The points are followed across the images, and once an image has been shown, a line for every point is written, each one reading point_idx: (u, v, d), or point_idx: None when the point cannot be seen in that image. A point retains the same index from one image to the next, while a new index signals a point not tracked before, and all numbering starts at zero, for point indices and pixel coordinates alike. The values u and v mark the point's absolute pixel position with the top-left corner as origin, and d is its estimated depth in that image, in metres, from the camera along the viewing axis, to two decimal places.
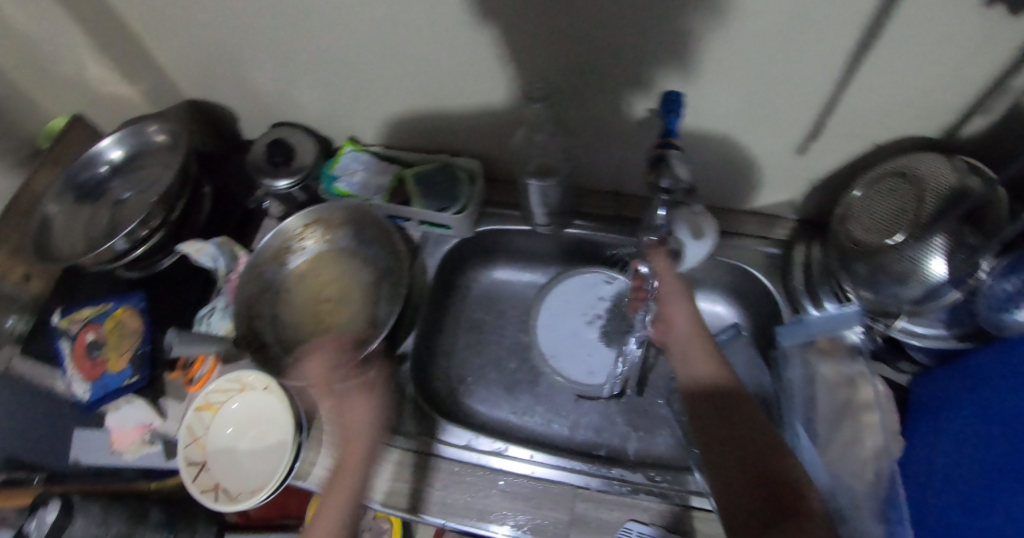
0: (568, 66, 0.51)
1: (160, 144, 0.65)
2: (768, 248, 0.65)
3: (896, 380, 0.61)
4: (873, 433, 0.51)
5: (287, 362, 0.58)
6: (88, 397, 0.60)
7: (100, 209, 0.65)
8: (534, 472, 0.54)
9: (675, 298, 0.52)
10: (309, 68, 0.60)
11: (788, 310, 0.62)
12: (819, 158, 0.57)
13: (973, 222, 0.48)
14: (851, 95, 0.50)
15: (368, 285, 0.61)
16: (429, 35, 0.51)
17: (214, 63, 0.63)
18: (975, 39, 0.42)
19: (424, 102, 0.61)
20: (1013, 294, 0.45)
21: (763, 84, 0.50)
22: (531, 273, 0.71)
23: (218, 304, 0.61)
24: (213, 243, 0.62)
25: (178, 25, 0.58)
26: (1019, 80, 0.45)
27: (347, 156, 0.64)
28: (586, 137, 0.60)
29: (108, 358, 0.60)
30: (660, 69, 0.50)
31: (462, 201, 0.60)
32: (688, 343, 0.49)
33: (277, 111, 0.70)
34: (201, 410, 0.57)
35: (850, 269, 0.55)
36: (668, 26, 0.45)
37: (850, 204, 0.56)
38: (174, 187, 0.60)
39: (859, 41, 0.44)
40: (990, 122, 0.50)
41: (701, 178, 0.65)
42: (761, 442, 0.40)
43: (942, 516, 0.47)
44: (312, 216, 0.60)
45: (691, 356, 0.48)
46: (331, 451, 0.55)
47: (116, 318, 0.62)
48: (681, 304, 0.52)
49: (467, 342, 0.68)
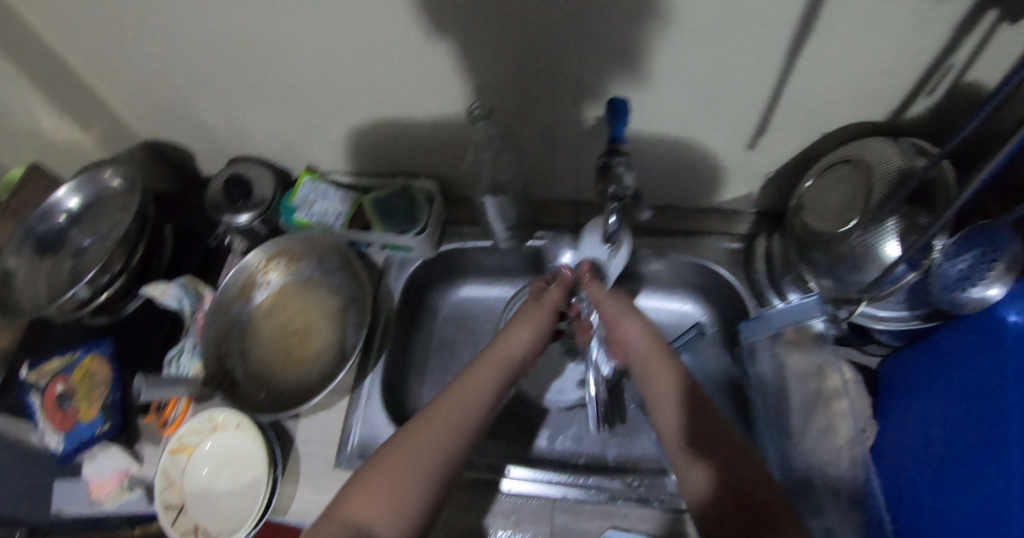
0: (511, 81, 0.51)
1: (116, 190, 0.65)
2: (730, 243, 0.66)
3: (867, 364, 0.61)
4: (845, 420, 0.54)
5: (258, 398, 0.58)
6: (61, 449, 0.59)
7: (61, 259, 0.65)
8: (511, 488, 0.54)
9: (623, 316, 0.53)
10: (259, 101, 0.60)
11: (754, 303, 0.62)
12: (769, 151, 0.58)
13: (923, 203, 0.48)
14: (793, 88, 0.50)
15: (335, 313, 0.62)
16: (373, 60, 0.51)
17: (166, 103, 0.63)
18: (907, 23, 0.42)
19: (378, 126, 0.61)
20: (965, 272, 0.46)
21: (706, 84, 0.50)
22: (498, 288, 0.71)
23: (187, 344, 0.61)
24: (178, 283, 0.61)
25: (125, 68, 0.58)
26: (957, 59, 0.45)
27: (306, 186, 0.64)
28: (539, 148, 0.60)
29: (79, 407, 0.60)
30: (602, 77, 0.50)
31: (421, 222, 0.61)
32: (647, 357, 0.50)
33: (234, 145, 0.70)
34: (176, 453, 0.57)
35: (809, 259, 0.55)
36: (604, 34, 0.45)
37: (802, 195, 0.57)
38: (132, 232, 0.60)
39: (797, 36, 0.44)
40: (933, 102, 0.51)
41: (659, 180, 0.65)
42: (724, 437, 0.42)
43: (921, 496, 0.48)
44: (274, 248, 0.62)
45: (650, 370, 0.49)
46: (309, 484, 0.55)
47: (84, 367, 0.62)
48: (631, 322, 0.53)
49: (440, 360, 0.68)
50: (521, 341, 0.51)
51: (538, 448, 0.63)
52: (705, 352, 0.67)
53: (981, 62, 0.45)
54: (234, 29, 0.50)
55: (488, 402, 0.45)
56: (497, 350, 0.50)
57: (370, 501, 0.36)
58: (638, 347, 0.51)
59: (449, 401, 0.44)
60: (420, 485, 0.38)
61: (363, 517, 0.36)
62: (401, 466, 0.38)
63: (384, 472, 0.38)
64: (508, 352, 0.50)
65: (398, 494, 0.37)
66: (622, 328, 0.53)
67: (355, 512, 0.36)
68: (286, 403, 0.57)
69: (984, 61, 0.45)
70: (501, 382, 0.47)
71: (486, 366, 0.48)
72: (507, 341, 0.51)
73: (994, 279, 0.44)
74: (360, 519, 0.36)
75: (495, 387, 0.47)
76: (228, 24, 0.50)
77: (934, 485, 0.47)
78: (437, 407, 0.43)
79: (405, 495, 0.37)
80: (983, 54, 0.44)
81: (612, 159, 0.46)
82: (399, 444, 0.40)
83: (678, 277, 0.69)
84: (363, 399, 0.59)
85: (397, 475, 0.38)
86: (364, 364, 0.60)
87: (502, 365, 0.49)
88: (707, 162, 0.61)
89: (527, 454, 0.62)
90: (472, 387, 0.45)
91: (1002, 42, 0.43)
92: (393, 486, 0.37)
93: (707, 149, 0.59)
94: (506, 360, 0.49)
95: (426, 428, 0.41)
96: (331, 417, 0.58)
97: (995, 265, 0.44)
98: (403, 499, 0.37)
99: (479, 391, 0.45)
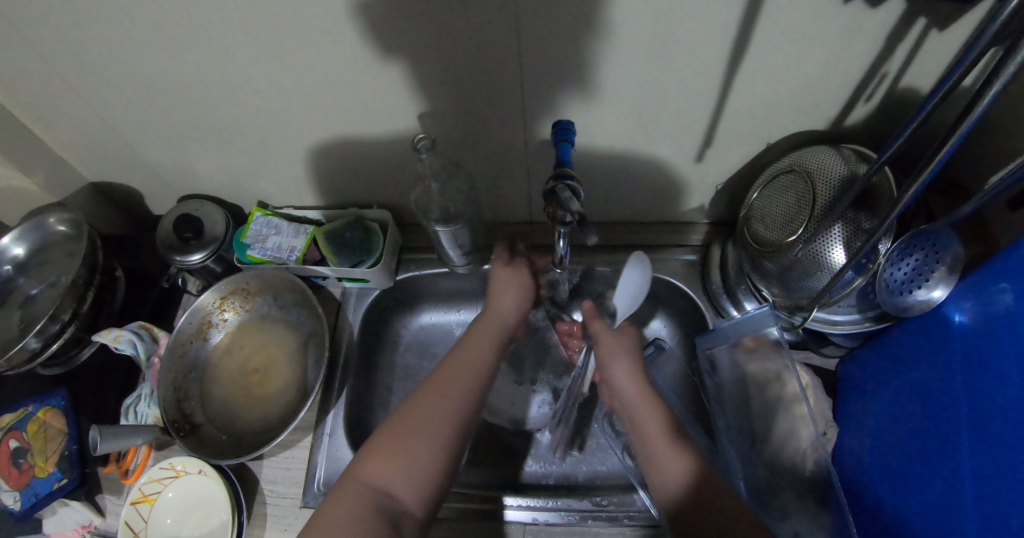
0: (454, 108, 0.52)
1: (61, 234, 0.64)
2: (686, 255, 0.69)
3: (825, 366, 0.63)
4: (807, 424, 0.53)
5: (221, 441, 0.59)
6: (18, 508, 0.56)
7: (9, 309, 0.63)
8: (486, 515, 0.55)
9: (613, 358, 0.54)
10: (204, 138, 0.59)
11: (711, 312, 0.66)
12: (715, 164, 0.59)
13: (867, 206, 0.48)
14: (737, 103, 0.50)
15: (296, 349, 0.64)
16: (315, 92, 0.51)
17: (110, 145, 0.62)
18: (842, 33, 0.42)
19: (328, 158, 0.61)
20: (910, 276, 0.46)
21: (648, 105, 0.51)
22: (458, 313, 0.74)
23: (144, 391, 0.61)
24: (130, 328, 0.61)
25: (61, 112, 0.56)
26: (891, 67, 0.46)
27: (257, 222, 0.64)
28: (488, 172, 0.61)
29: (34, 462, 0.58)
30: (543, 104, 0.51)
31: (376, 252, 0.64)
32: (636, 405, 0.51)
33: (185, 183, 0.69)
34: (137, 503, 0.55)
35: (761, 268, 0.55)
36: (543, 59, 0.45)
37: (751, 206, 0.57)
38: (80, 278, 0.59)
39: (732, 54, 0.44)
40: (871, 109, 0.51)
41: (611, 197, 0.66)
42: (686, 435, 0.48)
43: (879, 498, 0.49)
44: (228, 287, 0.63)
45: (638, 405, 0.51)
46: (276, 524, 0.55)
47: (39, 420, 0.60)
48: (623, 365, 0.53)
49: (404, 391, 0.70)
50: (511, 305, 0.56)
51: (527, 474, 0.64)
52: (665, 365, 0.68)
53: (913, 68, 0.46)
54: (170, 69, 0.49)
55: (487, 364, 0.50)
56: (490, 318, 0.54)
57: (388, 466, 0.42)
58: (625, 390, 0.52)
59: (452, 368, 0.48)
60: (436, 448, 0.43)
61: (385, 480, 0.42)
62: (417, 433, 0.43)
63: (400, 441, 0.43)
64: (501, 318, 0.54)
65: (415, 458, 0.42)
66: (611, 371, 0.54)
67: (374, 474, 0.42)
68: (246, 444, 0.59)
69: (916, 68, 0.46)
70: (497, 345, 0.52)
71: (480, 333, 0.52)
72: (498, 307, 0.55)
73: (936, 281, 0.44)
74: (382, 482, 0.42)
75: (492, 350, 0.51)
76: (163, 64, 0.48)
77: (891, 483, 0.48)
78: (443, 372, 0.48)
79: (423, 458, 0.43)
80: (915, 60, 0.45)
81: (557, 184, 0.45)
82: (412, 414, 0.44)
83: None
84: (326, 435, 0.60)
85: (413, 443, 0.43)
86: (326, 399, 0.61)
87: (495, 330, 0.53)
88: (658, 177, 0.62)
89: (509, 482, 0.64)
90: (470, 353, 0.50)
91: (932, 48, 0.43)
92: (410, 451, 0.43)
93: (656, 165, 0.60)
94: (499, 326, 0.54)
95: (435, 395, 0.46)
96: (295, 455, 0.59)
97: (938, 267, 0.44)
98: (421, 462, 0.42)
99: (476, 356, 0.50)
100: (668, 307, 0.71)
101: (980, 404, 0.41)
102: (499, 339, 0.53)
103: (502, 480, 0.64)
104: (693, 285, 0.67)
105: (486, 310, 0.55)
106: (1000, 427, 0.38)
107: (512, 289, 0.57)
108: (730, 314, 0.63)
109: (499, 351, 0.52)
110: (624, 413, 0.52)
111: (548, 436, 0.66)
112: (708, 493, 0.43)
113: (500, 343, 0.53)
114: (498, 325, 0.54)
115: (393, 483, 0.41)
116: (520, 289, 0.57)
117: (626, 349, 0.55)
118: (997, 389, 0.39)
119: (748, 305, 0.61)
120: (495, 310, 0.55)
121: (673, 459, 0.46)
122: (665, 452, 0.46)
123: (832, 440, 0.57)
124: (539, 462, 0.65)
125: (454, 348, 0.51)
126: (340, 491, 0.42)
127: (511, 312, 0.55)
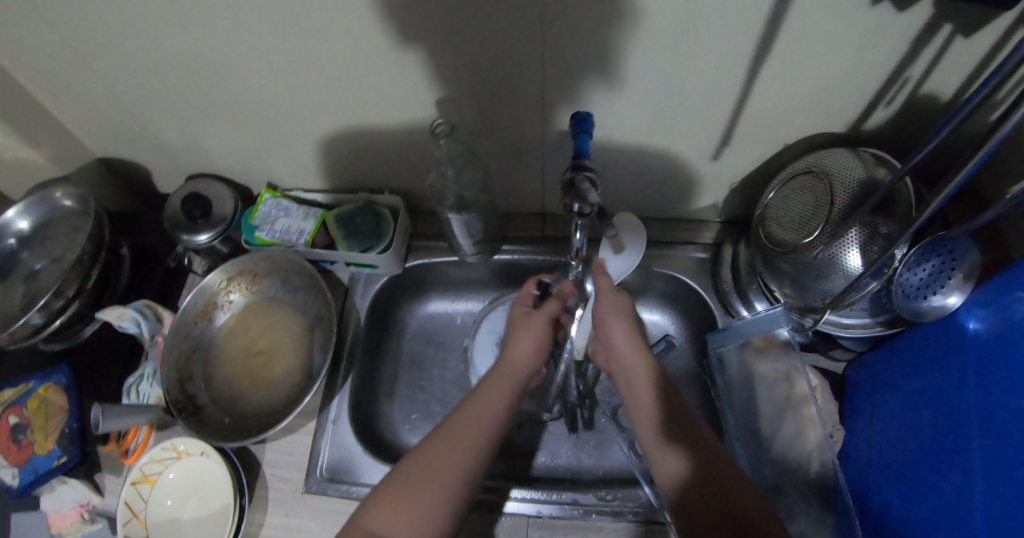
0: (473, 96, 0.51)
1: (69, 209, 0.63)
2: (696, 253, 0.69)
3: (832, 369, 0.63)
4: (814, 426, 0.52)
5: (223, 423, 0.58)
6: (16, 484, 0.55)
7: (13, 282, 0.63)
8: (490, 507, 0.55)
9: (611, 317, 0.55)
10: (216, 116, 0.58)
11: (720, 310, 0.66)
12: (732, 163, 0.59)
13: (885, 210, 0.48)
14: (756, 103, 0.50)
15: (302, 333, 0.64)
16: (334, 75, 0.50)
17: (121, 122, 0.61)
18: (868, 35, 0.42)
19: (341, 142, 0.60)
20: (926, 281, 0.45)
21: (668, 102, 0.50)
22: (465, 302, 0.74)
23: (146, 370, 0.60)
24: (135, 307, 0.61)
25: (71, 87, 0.56)
26: (914, 72, 0.46)
27: (267, 203, 0.64)
28: (503, 161, 0.60)
29: (35, 439, 0.56)
30: (565, 93, 0.50)
31: (387, 239, 0.63)
32: (633, 371, 0.53)
33: (195, 162, 0.68)
34: (137, 484, 0.54)
35: (775, 268, 0.55)
36: (564, 48, 0.44)
37: (766, 206, 0.56)
38: (86, 254, 0.58)
39: (755, 53, 0.44)
40: (891, 113, 0.51)
41: (624, 192, 0.66)
42: (691, 425, 0.48)
43: (884, 503, 0.49)
44: (235, 269, 0.63)
45: (638, 394, 0.51)
46: (277, 509, 0.55)
47: (40, 397, 0.59)
48: (619, 326, 0.55)
49: (408, 380, 0.69)
50: (526, 351, 0.54)
51: (531, 467, 0.64)
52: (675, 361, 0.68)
53: (936, 74, 0.45)
54: (183, 45, 0.48)
55: (499, 415, 0.49)
56: (504, 365, 0.53)
57: (391, 513, 0.41)
58: (624, 352, 0.54)
59: (461, 419, 0.48)
60: (440, 492, 0.43)
61: (388, 528, 0.40)
62: (420, 484, 0.43)
63: (403, 491, 0.42)
64: (516, 365, 0.53)
65: (421, 504, 0.42)
66: (608, 330, 0.55)
67: (379, 522, 0.41)
68: (250, 427, 0.58)
69: (939, 74, 0.45)
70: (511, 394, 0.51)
71: (493, 384, 0.51)
72: (511, 353, 0.54)
73: (952, 288, 0.44)
74: (386, 532, 0.40)
75: (510, 393, 0.51)
76: (178, 42, 0.48)
77: (897, 487, 0.48)
78: (450, 423, 0.47)
79: (429, 503, 0.42)
80: (939, 67, 0.45)
81: (577, 174, 0.44)
82: (418, 464, 0.44)
83: (647, 286, 0.71)
84: (330, 422, 0.59)
85: (418, 494, 0.42)
86: (331, 386, 0.61)
87: (511, 372, 0.53)
88: (672, 174, 0.61)
89: (515, 475, 0.63)
90: (483, 401, 0.49)
91: (957, 55, 0.43)
92: (416, 499, 0.42)
93: (672, 161, 0.59)
94: (514, 373, 0.53)
95: (441, 448, 0.45)
96: (298, 441, 0.58)
97: (954, 275, 0.44)
98: (426, 506, 0.42)
99: (488, 400, 0.49)
100: (676, 304, 0.71)
101: (995, 415, 0.40)
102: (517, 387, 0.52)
103: (511, 473, 0.63)
104: (703, 284, 0.67)
105: (501, 356, 0.55)
106: (1019, 443, 0.38)
107: (529, 334, 0.55)
108: (739, 313, 0.63)
109: (514, 400, 0.51)
110: (623, 382, 0.54)
111: (552, 429, 0.66)
112: (714, 483, 0.43)
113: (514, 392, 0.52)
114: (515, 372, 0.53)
115: (397, 533, 0.40)
116: (536, 333, 0.56)
117: (622, 309, 0.56)
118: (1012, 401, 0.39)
119: (758, 305, 0.61)
120: (513, 355, 0.54)
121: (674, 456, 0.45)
122: (662, 449, 0.47)
123: (839, 442, 0.57)
124: (547, 455, 0.65)
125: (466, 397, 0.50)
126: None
127: (526, 358, 0.54)
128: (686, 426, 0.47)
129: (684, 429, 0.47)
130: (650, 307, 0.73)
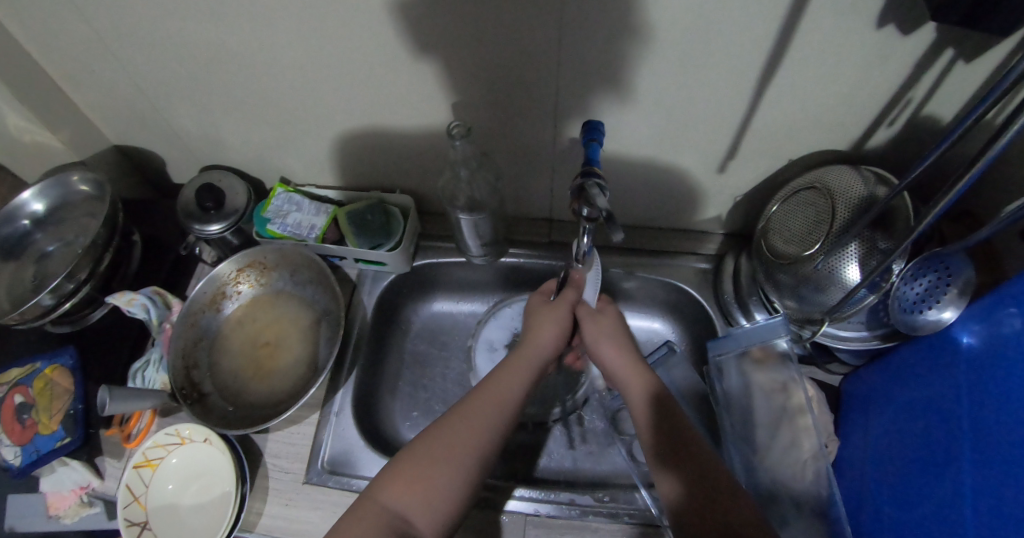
0: (486, 100, 0.52)
1: (84, 194, 0.64)
2: (699, 264, 0.70)
3: (828, 382, 0.64)
4: (810, 435, 0.54)
5: (226, 411, 0.59)
6: (18, 463, 0.55)
7: (24, 264, 0.63)
8: (492, 504, 0.56)
9: (602, 340, 0.57)
10: (234, 110, 0.59)
11: (720, 320, 0.67)
12: (736, 176, 0.60)
13: (883, 227, 0.49)
14: (762, 119, 0.51)
15: (309, 326, 0.64)
16: (354, 76, 0.51)
17: (140, 110, 0.62)
18: (874, 57, 0.43)
19: (356, 140, 0.61)
20: (922, 295, 0.47)
21: (678, 115, 0.51)
22: (470, 303, 0.75)
23: (153, 356, 0.61)
24: (145, 293, 0.61)
25: (95, 75, 0.57)
26: (915, 93, 0.47)
27: (279, 197, 0.65)
28: (514, 165, 0.61)
29: (39, 419, 0.57)
30: (579, 99, 0.51)
31: (396, 237, 0.64)
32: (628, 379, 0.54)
33: (211, 154, 0.69)
34: (139, 468, 0.55)
35: (775, 279, 0.56)
36: (581, 56, 0.46)
37: (769, 219, 0.58)
38: (100, 239, 0.59)
39: (763, 71, 0.46)
40: (893, 134, 0.53)
41: (631, 201, 0.67)
42: (695, 435, 0.49)
43: (876, 508, 0.50)
44: (246, 260, 0.64)
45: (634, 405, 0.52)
46: (278, 499, 0.56)
47: (46, 377, 0.60)
48: (611, 350, 0.56)
49: (411, 377, 0.70)
50: (547, 339, 0.57)
51: (532, 468, 0.65)
52: (675, 368, 0.69)
53: (936, 97, 0.47)
54: (207, 37, 0.49)
55: (515, 399, 0.51)
56: (523, 351, 0.55)
57: (404, 491, 0.43)
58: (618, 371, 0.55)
59: (481, 402, 0.49)
60: (452, 478, 0.44)
61: (401, 504, 0.43)
62: (434, 463, 0.45)
63: (416, 469, 0.44)
64: (534, 352, 0.55)
65: (433, 486, 0.44)
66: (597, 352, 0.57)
67: (392, 497, 0.43)
68: (255, 416, 0.59)
69: (939, 97, 0.47)
70: (528, 379, 0.53)
71: (513, 368, 0.53)
72: (533, 343, 0.56)
73: (948, 303, 0.45)
74: (399, 506, 0.43)
75: (524, 382, 0.53)
76: (200, 34, 0.49)
77: (891, 496, 0.49)
78: (471, 405, 0.49)
79: (439, 485, 0.44)
80: (940, 90, 0.46)
81: (587, 180, 0.45)
82: (432, 443, 0.46)
83: (649, 295, 0.73)
84: (333, 414, 0.60)
85: (431, 470, 0.44)
86: (335, 380, 0.62)
87: (530, 363, 0.55)
88: (679, 185, 0.63)
89: (520, 475, 0.64)
90: (500, 387, 0.51)
91: (958, 79, 0.44)
92: (429, 479, 0.44)
93: (678, 172, 0.60)
94: (534, 360, 0.55)
95: (460, 429, 0.47)
96: (300, 431, 0.59)
97: (949, 289, 0.46)
98: (437, 488, 0.44)
99: (504, 390, 0.51)
100: (678, 313, 0.73)
101: (986, 424, 0.41)
102: (532, 375, 0.54)
103: (509, 473, 0.64)
104: (705, 294, 0.69)
105: (521, 344, 0.56)
106: (1004, 451, 0.39)
107: (550, 320, 0.58)
108: (739, 323, 0.64)
109: (529, 388, 0.53)
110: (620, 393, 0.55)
111: (553, 432, 0.67)
112: (714, 493, 0.44)
113: (531, 378, 0.54)
114: (535, 358, 0.55)
115: (410, 508, 0.43)
116: (558, 321, 0.58)
117: (608, 332, 0.58)
118: (998, 410, 0.40)
119: (757, 315, 0.62)
120: (534, 342, 0.56)
121: (674, 467, 0.47)
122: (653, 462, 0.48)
123: (833, 452, 0.58)
124: (544, 456, 0.65)
125: (485, 382, 0.52)
126: (358, 510, 0.43)
127: (544, 346, 0.56)
128: (689, 435, 0.49)
129: (687, 437, 0.48)
130: (652, 315, 0.75)
